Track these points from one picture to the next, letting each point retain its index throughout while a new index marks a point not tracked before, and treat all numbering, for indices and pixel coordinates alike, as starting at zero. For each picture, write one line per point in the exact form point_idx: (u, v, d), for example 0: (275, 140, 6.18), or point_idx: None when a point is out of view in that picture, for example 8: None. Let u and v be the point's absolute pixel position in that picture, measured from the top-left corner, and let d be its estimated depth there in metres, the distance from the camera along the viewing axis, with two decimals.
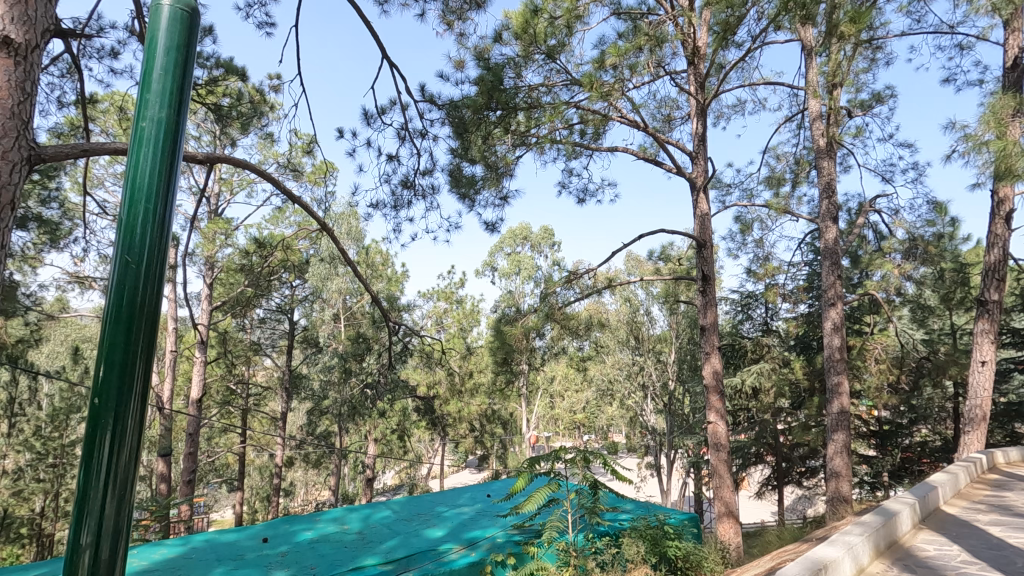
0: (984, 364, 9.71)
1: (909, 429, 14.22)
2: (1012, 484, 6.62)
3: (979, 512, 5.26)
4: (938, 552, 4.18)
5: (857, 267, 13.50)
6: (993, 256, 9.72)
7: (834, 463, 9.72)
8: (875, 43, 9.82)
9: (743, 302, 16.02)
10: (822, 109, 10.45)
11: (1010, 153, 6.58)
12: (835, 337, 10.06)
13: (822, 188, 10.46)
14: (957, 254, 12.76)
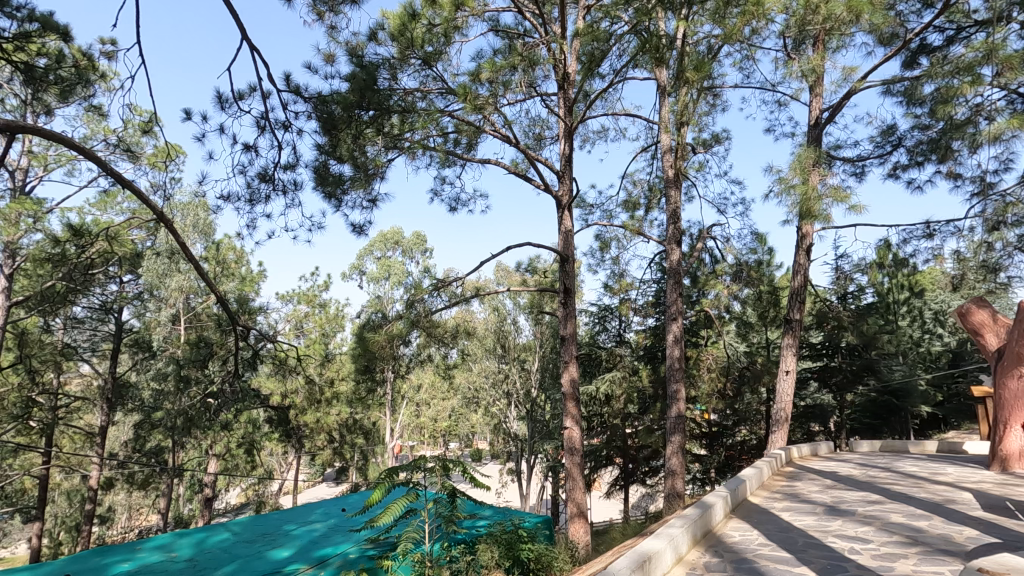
0: (788, 373, 11.43)
1: (732, 430, 16.19)
2: (803, 475, 7.85)
3: (775, 501, 6.17)
4: (741, 537, 4.81)
5: (696, 286, 15.15)
6: (797, 281, 11.50)
7: (671, 462, 10.74)
8: (715, 91, 11.20)
9: (600, 314, 17.17)
10: (672, 144, 11.63)
11: (809, 198, 7.90)
12: (675, 348, 11.16)
13: (669, 214, 11.60)
14: (772, 279, 14.88)
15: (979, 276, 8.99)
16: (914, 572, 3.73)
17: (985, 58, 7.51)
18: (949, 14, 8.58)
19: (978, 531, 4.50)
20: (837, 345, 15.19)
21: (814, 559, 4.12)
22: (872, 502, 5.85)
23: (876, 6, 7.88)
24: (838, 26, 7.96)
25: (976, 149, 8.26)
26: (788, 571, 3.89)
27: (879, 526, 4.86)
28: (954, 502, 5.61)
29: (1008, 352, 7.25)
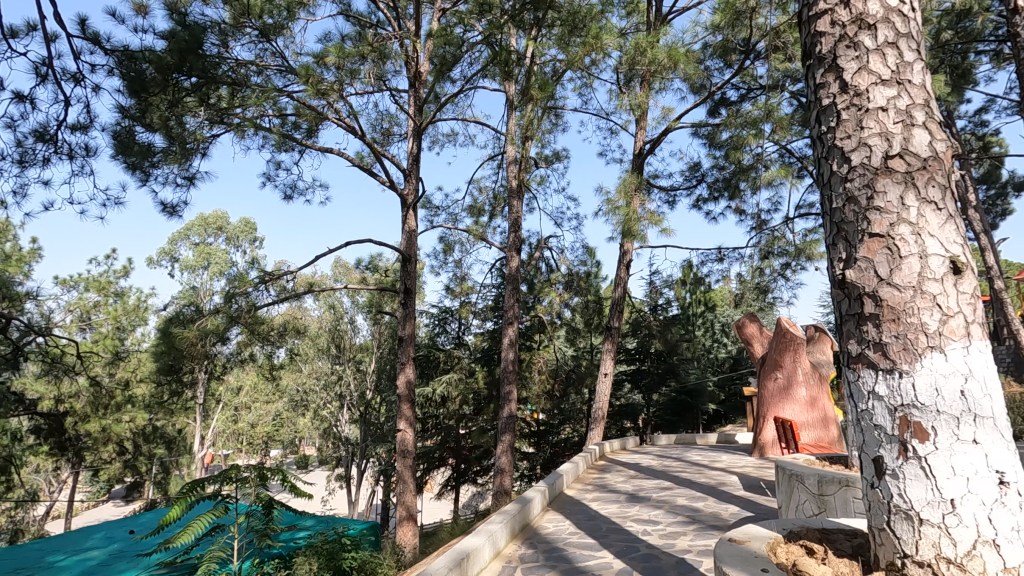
0: (606, 375, 12.61)
1: (558, 428, 17.25)
2: (612, 467, 8.71)
3: (587, 492, 6.76)
4: (555, 528, 5.17)
5: (532, 293, 15.94)
6: (618, 292, 12.73)
7: (501, 461, 11.13)
8: (557, 112, 11.95)
9: (440, 316, 17.24)
10: (517, 156, 12.15)
11: (630, 220, 8.84)
12: (510, 351, 11.62)
13: (511, 223, 12.06)
14: (598, 290, 16.31)
15: (753, 295, 10.85)
16: (690, 545, 4.35)
17: (765, 117, 9.14)
18: (742, 75, 10.27)
19: (739, 507, 5.40)
20: (647, 350, 17.34)
21: (614, 543, 4.59)
22: (664, 488, 6.70)
23: (689, 59, 9.11)
24: (660, 70, 9.05)
25: (755, 191, 10.00)
26: (592, 556, 4.27)
27: (668, 509, 5.58)
28: (725, 485, 6.67)
29: (769, 359, 8.90)
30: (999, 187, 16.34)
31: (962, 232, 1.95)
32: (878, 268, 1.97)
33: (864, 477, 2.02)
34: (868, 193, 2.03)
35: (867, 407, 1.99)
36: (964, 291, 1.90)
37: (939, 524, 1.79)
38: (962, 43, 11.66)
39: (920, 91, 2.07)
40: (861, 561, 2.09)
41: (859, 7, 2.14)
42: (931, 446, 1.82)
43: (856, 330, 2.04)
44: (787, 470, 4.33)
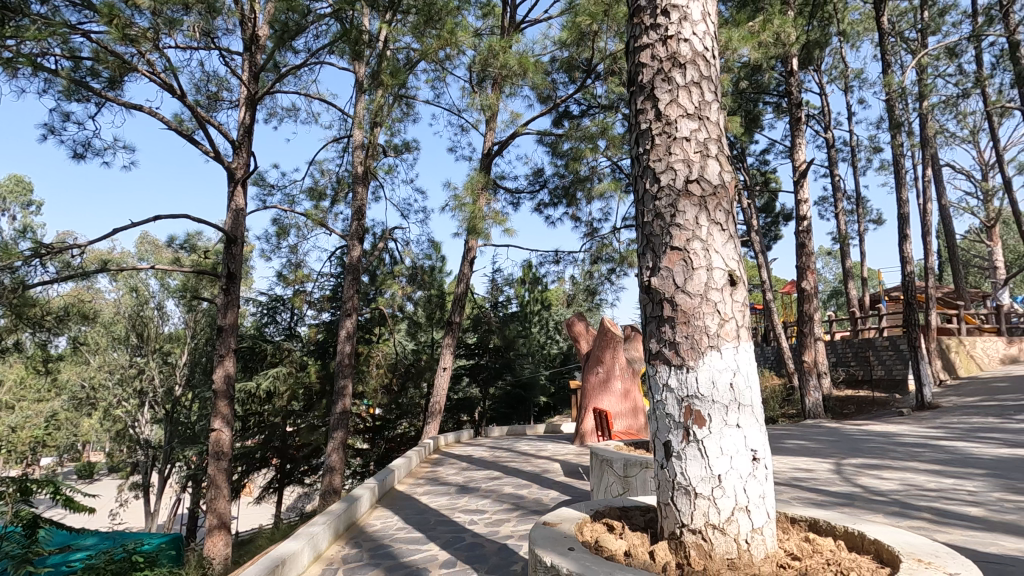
0: (445, 369, 12.72)
1: (395, 423, 16.74)
2: (445, 460, 8.81)
3: (418, 486, 6.75)
4: (382, 525, 5.08)
5: (374, 285, 15.42)
6: (461, 288, 12.86)
7: (331, 459, 10.58)
8: (408, 102, 11.69)
9: (269, 305, 15.88)
10: (364, 142, 11.64)
11: (475, 217, 9.01)
12: (347, 344, 11.08)
13: (354, 210, 11.50)
14: (441, 284, 16.36)
15: (583, 297, 11.77)
16: (512, 531, 4.58)
17: (600, 134, 9.98)
18: (583, 93, 11.07)
19: (558, 492, 5.83)
20: (486, 345, 17.85)
21: (441, 535, 4.64)
22: (493, 478, 6.96)
23: (538, 69, 9.56)
24: (510, 75, 9.38)
25: (589, 200, 10.88)
26: (417, 550, 4.27)
27: (494, 498, 5.81)
28: (548, 472, 7.14)
29: (592, 355, 9.70)
30: (773, 217, 19.88)
31: (738, 251, 2.32)
32: (676, 276, 2.26)
33: (656, 459, 2.31)
34: (671, 211, 2.32)
35: (662, 397, 2.28)
36: (737, 300, 2.26)
37: (709, 496, 2.11)
38: (754, 93, 13.97)
39: (715, 128, 2.41)
40: (650, 533, 2.39)
41: (673, 47, 2.43)
42: (707, 431, 2.14)
43: (656, 330, 2.32)
44: (599, 455, 4.80)
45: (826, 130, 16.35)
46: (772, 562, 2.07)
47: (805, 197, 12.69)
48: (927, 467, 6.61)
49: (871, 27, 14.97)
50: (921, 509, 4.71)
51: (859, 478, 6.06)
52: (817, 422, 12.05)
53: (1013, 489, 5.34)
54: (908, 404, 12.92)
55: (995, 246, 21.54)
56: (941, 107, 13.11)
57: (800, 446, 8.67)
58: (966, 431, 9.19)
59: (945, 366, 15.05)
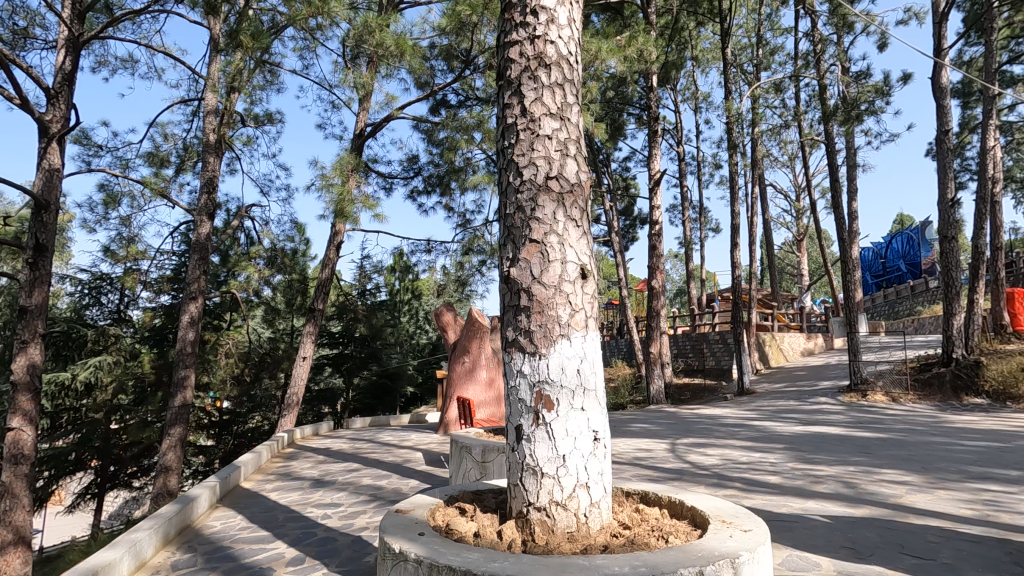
0: (304, 359, 11.99)
1: (245, 417, 15.11)
2: (300, 454, 8.33)
3: (267, 483, 6.32)
4: (222, 526, 4.67)
5: (225, 266, 14.02)
6: (326, 273, 12.15)
7: (166, 458, 9.46)
8: (272, 69, 10.74)
9: (92, 283, 13.72)
10: (218, 107, 10.49)
11: (343, 200, 8.59)
12: (190, 331, 9.92)
13: (203, 182, 10.32)
14: (304, 269, 15.35)
15: (454, 287, 11.80)
16: (368, 523, 4.48)
17: (476, 126, 10.03)
18: (461, 83, 11.03)
19: (418, 481, 5.82)
20: (351, 335, 17.25)
21: (290, 532, 4.39)
22: (351, 471, 6.74)
23: (415, 53, 9.33)
24: (387, 56, 9.07)
25: (463, 191, 10.89)
26: (261, 549, 4.00)
27: (351, 490, 5.63)
28: (409, 461, 7.09)
29: (459, 345, 9.86)
30: (632, 220, 21.58)
31: (591, 247, 2.48)
32: (532, 268, 2.37)
33: (508, 443, 2.40)
34: (531, 205, 2.42)
35: (515, 383, 2.37)
36: (588, 292, 2.42)
37: (554, 475, 2.25)
38: (620, 104, 15.01)
39: (575, 129, 2.55)
40: (499, 514, 2.49)
41: (540, 46, 2.53)
42: (555, 414, 2.28)
43: (512, 319, 2.41)
44: (459, 442, 4.87)
45: (678, 144, 18.07)
46: (606, 532, 2.26)
47: (658, 203, 13.96)
48: (741, 444, 7.67)
49: (718, 57, 16.81)
50: (734, 480, 5.46)
51: (688, 456, 6.85)
52: (659, 407, 13.36)
53: (802, 460, 6.41)
54: (732, 391, 14.85)
55: (802, 257, 25.50)
56: (768, 134, 15.17)
57: (643, 429, 9.55)
58: (773, 412, 10.81)
59: (761, 358, 17.54)
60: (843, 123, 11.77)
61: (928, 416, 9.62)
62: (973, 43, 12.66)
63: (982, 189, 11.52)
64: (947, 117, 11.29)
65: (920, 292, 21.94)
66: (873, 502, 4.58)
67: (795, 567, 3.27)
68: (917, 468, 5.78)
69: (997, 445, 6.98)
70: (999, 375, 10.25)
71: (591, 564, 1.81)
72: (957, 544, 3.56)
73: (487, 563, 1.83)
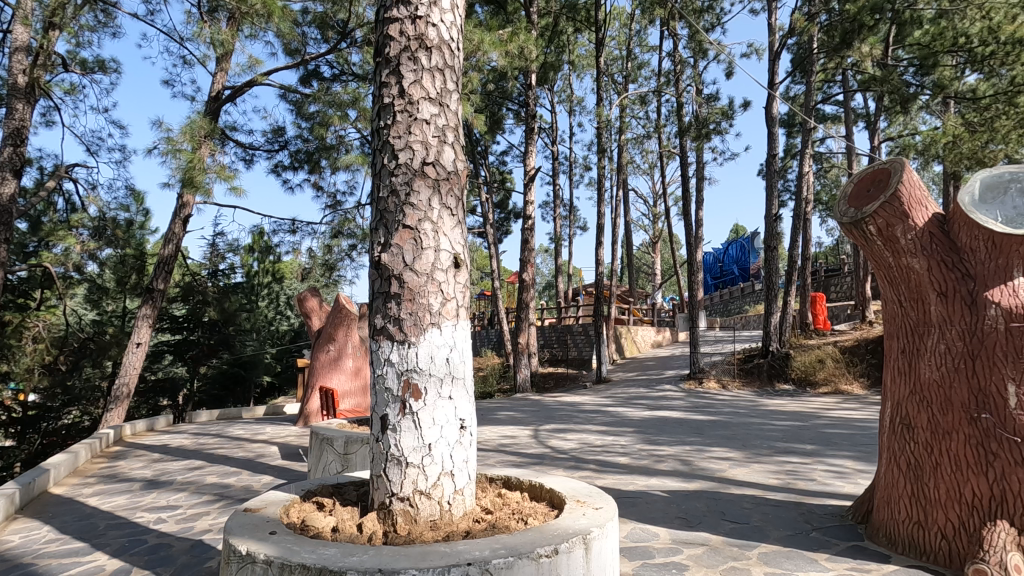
0: (139, 345, 10.57)
1: (58, 412, 12.93)
2: (129, 453, 7.35)
3: (85, 487, 5.48)
4: (23, 540, 3.96)
5: (35, 235, 11.81)
6: (169, 250, 10.73)
7: None
8: (107, 8, 9.19)
9: None
10: (31, 45, 8.77)
11: (193, 168, 7.65)
12: None
13: (6, 132, 8.56)
14: (140, 243, 13.49)
15: (320, 271, 11.11)
16: (211, 525, 4.09)
17: (351, 104, 9.53)
18: (337, 56, 10.40)
19: (272, 477, 5.45)
20: (199, 319, 15.40)
21: (112, 541, 3.85)
22: (192, 469, 6.09)
23: (286, 17, 8.59)
24: (251, 14, 8.28)
25: (334, 170, 10.29)
26: (75, 563, 3.47)
27: (192, 490, 5.10)
28: (263, 456, 6.59)
29: (324, 332, 9.38)
30: (506, 214, 22.03)
31: (464, 236, 2.48)
32: (405, 255, 2.31)
33: (372, 433, 2.33)
34: (406, 189, 2.36)
35: (382, 372, 2.31)
36: (460, 281, 2.42)
37: (418, 464, 2.23)
38: (500, 97, 15.25)
39: (453, 117, 2.52)
40: (360, 507, 2.41)
41: (422, 28, 2.47)
42: (422, 403, 2.26)
43: (382, 306, 2.34)
44: (319, 435, 4.62)
45: (553, 143, 18.76)
46: (468, 518, 2.30)
47: (532, 199, 14.42)
48: (596, 429, 8.24)
49: (592, 64, 17.79)
50: (589, 461, 5.86)
51: (550, 441, 7.21)
52: (524, 395, 13.86)
53: (647, 441, 7.07)
54: (591, 379, 15.87)
55: (655, 258, 27.95)
56: (632, 142, 16.35)
57: (509, 416, 9.85)
58: (625, 399, 11.77)
59: (618, 349, 18.96)
60: (694, 139, 13.08)
61: (748, 400, 11.13)
62: (798, 81, 14.79)
63: (798, 207, 13.53)
64: (776, 143, 13.06)
65: (748, 293, 25.23)
66: (704, 476, 5.20)
67: (638, 538, 3.59)
68: (738, 446, 6.68)
69: (798, 424, 8.31)
70: (803, 365, 12.16)
71: (452, 550, 1.83)
72: (764, 509, 4.18)
73: (344, 559, 1.76)
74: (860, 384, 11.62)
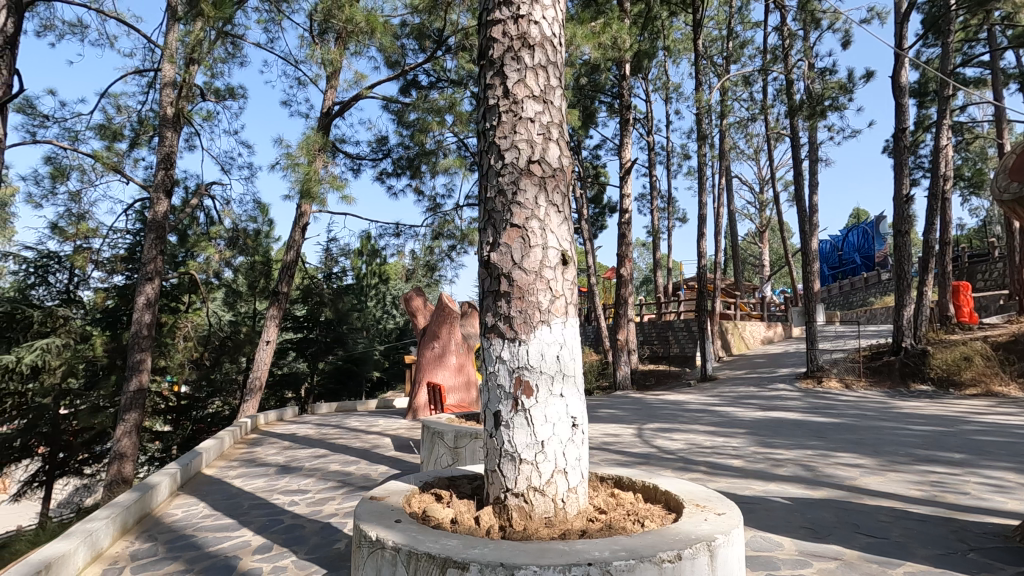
0: (268, 343, 11.69)
1: (204, 402, 14.60)
2: (264, 440, 8.15)
3: (230, 469, 6.16)
4: (184, 513, 4.54)
5: (183, 246, 13.48)
6: (291, 256, 11.76)
7: (120, 444, 9.03)
8: (235, 41, 10.23)
9: (36, 261, 12.17)
10: (176, 79, 9.94)
11: (310, 180, 8.31)
12: (146, 313, 9.45)
13: (159, 157, 9.83)
14: (267, 250, 14.84)
15: (423, 272, 11.61)
16: (337, 509, 4.42)
17: (448, 109, 9.87)
18: (433, 64, 10.82)
19: (387, 466, 5.79)
20: (316, 319, 16.91)
21: (255, 519, 4.29)
22: (318, 456, 6.63)
23: (387, 31, 9.06)
24: (357, 32, 8.82)
25: (434, 174, 10.69)
26: (227, 537, 3.91)
27: (319, 476, 5.55)
28: (378, 447, 7.01)
29: (428, 330, 9.77)
30: (601, 208, 21.69)
31: (572, 233, 2.47)
32: (513, 253, 2.34)
33: (485, 429, 2.38)
34: (513, 189, 2.39)
35: (494, 368, 2.35)
36: (568, 278, 2.40)
37: (532, 461, 2.25)
38: (592, 91, 15.01)
39: (557, 113, 2.51)
40: (476, 500, 2.48)
41: (524, 27, 2.48)
42: (534, 400, 2.27)
43: (492, 305, 2.38)
44: (431, 428, 4.83)
45: (648, 134, 18.17)
46: (583, 517, 2.28)
47: (628, 191, 14.06)
48: (704, 429, 7.86)
49: (689, 48, 17.01)
50: (699, 463, 5.60)
51: (655, 440, 7.00)
52: (625, 393, 13.58)
53: (762, 444, 6.63)
54: (696, 377, 15.17)
55: (763, 248, 26.14)
56: (736, 126, 15.42)
57: (610, 414, 9.70)
58: (734, 398, 11.13)
59: (724, 346, 18.02)
60: (807, 119, 12.04)
61: (878, 402, 10.07)
62: (931, 44, 13.15)
63: (934, 185, 12.03)
64: (905, 115, 11.70)
65: (873, 284, 22.85)
66: (831, 484, 4.78)
67: (759, 547, 3.38)
68: (869, 452, 6.07)
69: (940, 429, 7.40)
70: (944, 364, 10.79)
71: (571, 548, 1.82)
72: (906, 523, 3.76)
73: (466, 551, 1.81)
74: (1018, 385, 10.15)
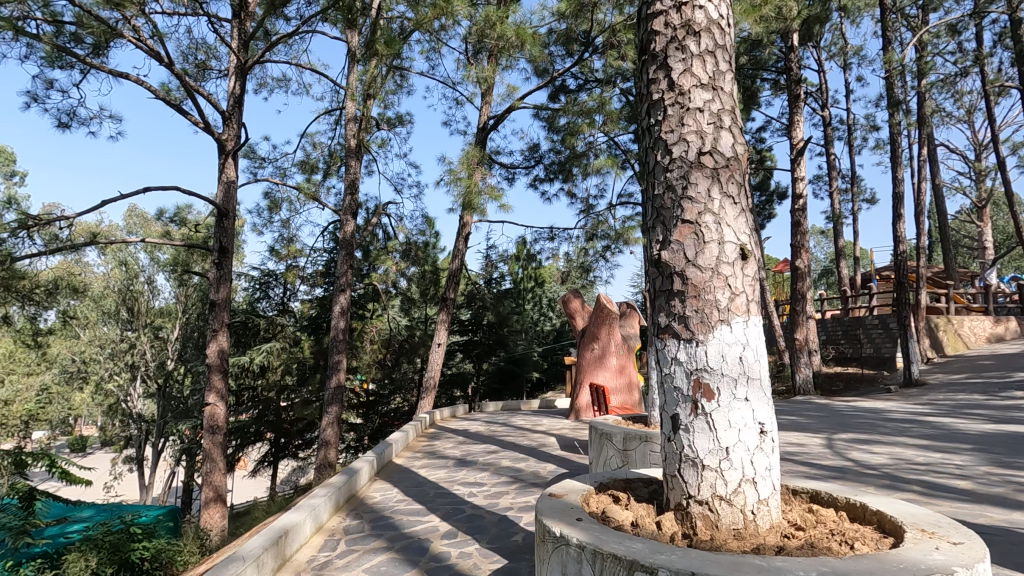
0: (439, 344, 12.74)
1: (388, 398, 16.51)
2: (441, 435, 8.86)
3: (416, 460, 6.82)
4: (382, 497, 5.13)
5: (366, 260, 15.26)
6: (456, 264, 12.66)
7: (326, 433, 10.47)
8: (403, 73, 11.34)
9: (260, 279, 14.75)
10: (357, 114, 11.29)
11: (470, 192, 8.89)
12: (341, 320, 10.87)
13: (347, 184, 11.26)
14: (435, 260, 16.10)
15: (578, 273, 11.66)
16: (512, 503, 4.65)
17: (598, 109, 9.84)
18: (581, 66, 10.87)
19: (555, 465, 5.93)
20: (480, 322, 17.76)
21: (440, 507, 4.69)
22: (489, 452, 7.02)
23: (536, 41, 9.33)
24: (507, 47, 9.16)
25: (585, 176, 10.70)
26: (419, 521, 4.33)
27: (492, 471, 5.88)
28: (544, 445, 7.21)
29: (587, 331, 9.75)
30: (768, 195, 19.79)
31: (749, 225, 2.30)
32: (687, 250, 2.25)
33: (663, 432, 2.32)
34: (682, 183, 2.30)
35: (669, 370, 2.28)
36: (748, 275, 2.24)
37: (716, 468, 2.13)
38: (752, 69, 13.81)
39: (729, 99, 2.36)
40: (655, 504, 2.42)
41: (688, 14, 2.38)
42: (716, 404, 2.15)
43: (665, 304, 2.31)
44: (598, 430, 4.84)
45: (824, 107, 16.18)
46: (777, 532, 2.10)
47: (802, 175, 12.65)
48: (915, 442, 6.72)
49: (872, 3, 14.80)
50: (912, 482, 4.81)
51: (850, 453, 6.18)
52: (807, 398, 12.21)
53: (999, 463, 5.47)
54: (897, 381, 13.09)
55: (985, 226, 21.63)
56: (939, 85, 13.03)
57: (791, 421, 8.78)
58: (952, 407, 9.36)
59: (933, 345, 15.29)
60: None
61: None
62: None
63: None
64: None
65: None
66: None
67: None
68: None
69: None
70: None
71: (769, 565, 1.68)
72: None
73: (653, 555, 1.78)
74: None
